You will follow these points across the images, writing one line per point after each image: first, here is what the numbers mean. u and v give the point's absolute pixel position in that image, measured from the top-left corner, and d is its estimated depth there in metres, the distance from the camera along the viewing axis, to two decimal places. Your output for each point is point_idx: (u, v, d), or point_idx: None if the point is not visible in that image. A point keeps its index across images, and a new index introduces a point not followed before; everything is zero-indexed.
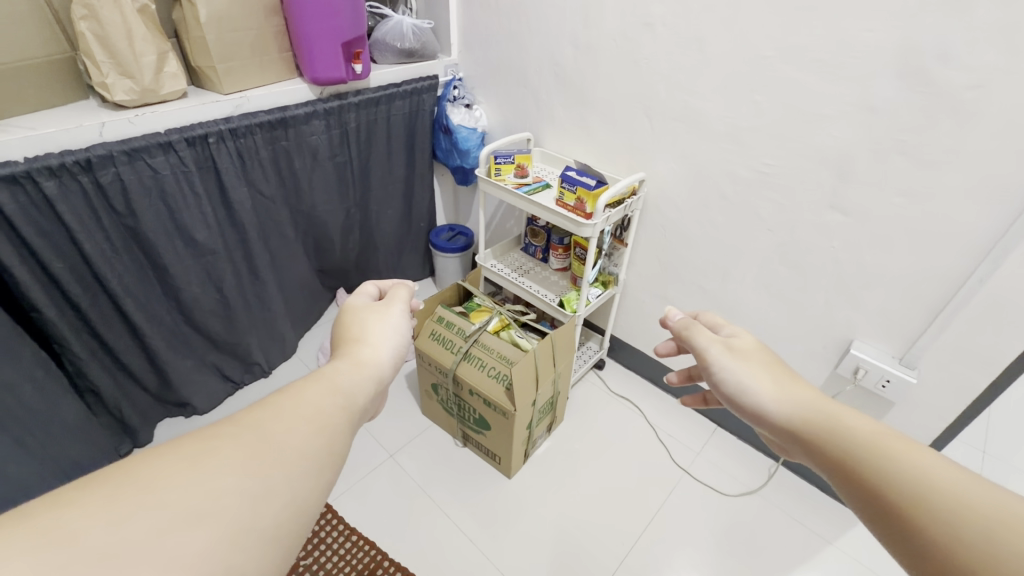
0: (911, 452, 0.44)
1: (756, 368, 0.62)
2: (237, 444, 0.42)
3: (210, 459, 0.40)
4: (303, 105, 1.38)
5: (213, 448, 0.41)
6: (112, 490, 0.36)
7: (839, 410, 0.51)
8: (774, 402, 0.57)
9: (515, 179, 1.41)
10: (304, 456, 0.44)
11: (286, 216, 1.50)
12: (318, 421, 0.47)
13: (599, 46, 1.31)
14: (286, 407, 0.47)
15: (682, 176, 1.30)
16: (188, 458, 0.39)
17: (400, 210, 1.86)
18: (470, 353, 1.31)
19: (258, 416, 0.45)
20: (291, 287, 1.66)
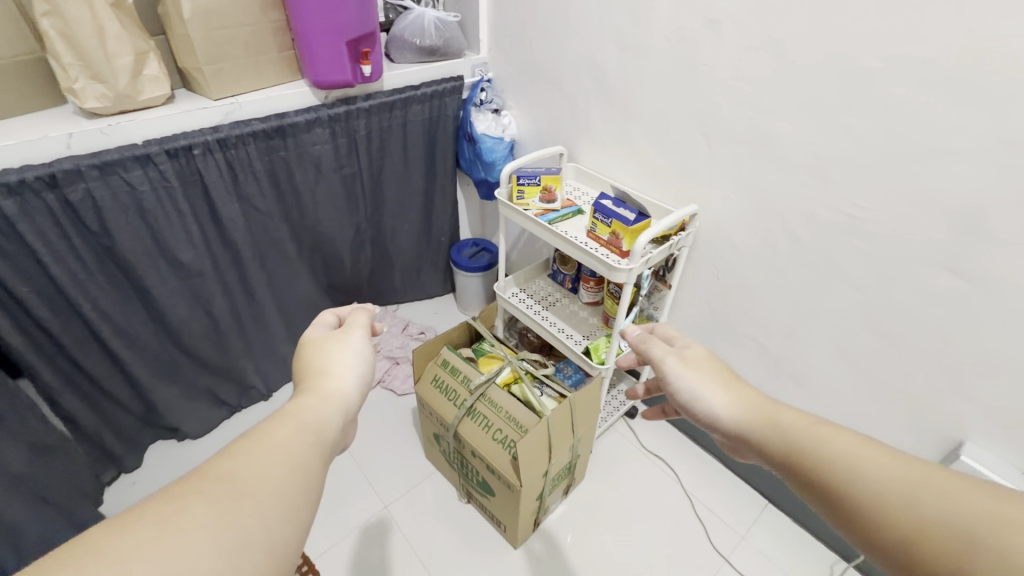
0: (843, 440, 0.44)
1: (709, 376, 0.58)
2: (201, 513, 0.34)
3: (178, 537, 0.33)
4: (303, 112, 1.22)
5: (172, 523, 0.33)
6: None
7: (783, 416, 0.49)
8: (725, 408, 0.54)
9: (541, 205, 1.19)
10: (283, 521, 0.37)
11: (286, 232, 1.36)
12: (294, 471, 0.41)
13: (649, 47, 1.07)
14: (246, 469, 0.38)
15: (743, 212, 1.05)
16: (140, 537, 0.32)
17: (419, 224, 1.68)
18: (474, 409, 1.12)
19: (215, 481, 0.37)
20: (294, 307, 1.52)
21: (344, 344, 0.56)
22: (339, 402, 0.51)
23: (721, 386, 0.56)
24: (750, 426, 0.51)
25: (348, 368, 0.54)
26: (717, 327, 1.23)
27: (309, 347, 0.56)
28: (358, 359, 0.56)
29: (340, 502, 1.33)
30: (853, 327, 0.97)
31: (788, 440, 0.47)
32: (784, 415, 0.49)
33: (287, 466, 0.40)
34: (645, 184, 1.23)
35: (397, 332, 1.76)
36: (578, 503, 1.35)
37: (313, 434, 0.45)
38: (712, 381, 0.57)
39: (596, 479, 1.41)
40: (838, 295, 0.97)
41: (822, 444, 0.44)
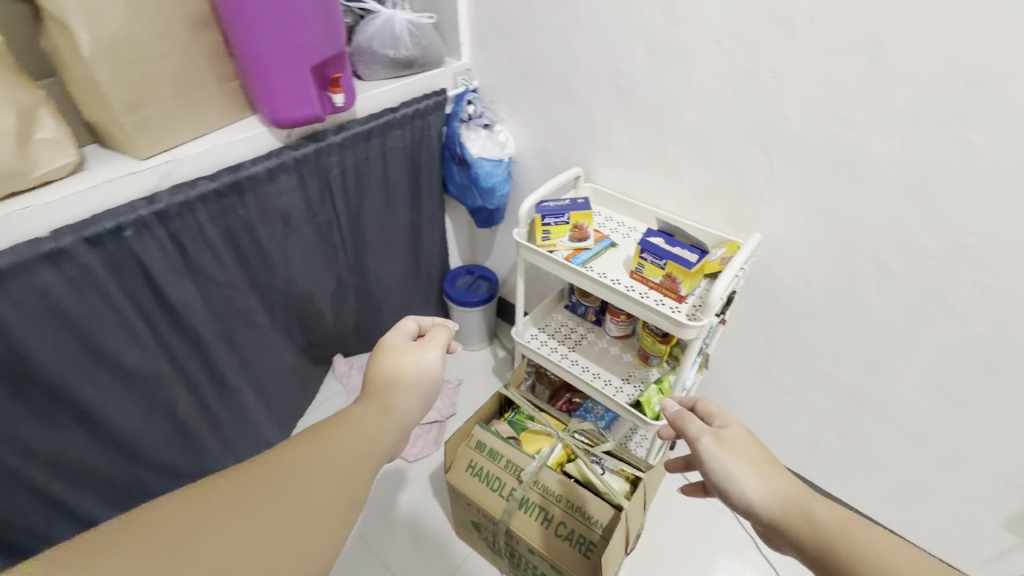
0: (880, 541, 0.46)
1: (745, 460, 0.60)
2: (260, 497, 0.43)
3: (247, 506, 0.42)
4: (262, 158, 0.96)
5: (239, 499, 0.42)
6: (159, 530, 0.38)
7: (820, 507, 0.52)
8: (759, 495, 0.56)
9: (570, 245, 1.00)
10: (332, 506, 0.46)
11: (255, 302, 1.11)
12: (346, 473, 0.49)
13: (693, 51, 0.89)
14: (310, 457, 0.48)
15: (817, 237, 0.91)
16: (211, 511, 0.41)
17: (406, 262, 1.45)
18: (527, 499, 0.94)
19: (295, 459, 0.47)
20: (275, 381, 1.27)
21: (421, 359, 0.67)
22: (400, 418, 0.59)
23: (757, 470, 0.58)
24: (798, 526, 0.52)
25: (415, 384, 0.63)
26: (776, 358, 1.10)
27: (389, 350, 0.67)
28: (424, 381, 0.65)
29: None
30: (955, 360, 0.86)
31: (830, 537, 0.49)
32: (824, 514, 0.51)
33: (330, 468, 0.48)
34: (685, 206, 1.07)
35: None
36: (636, 564, 1.21)
37: (372, 444, 0.53)
38: (752, 468, 0.59)
39: (649, 530, 1.27)
40: (938, 326, 0.85)
41: (861, 546, 0.47)
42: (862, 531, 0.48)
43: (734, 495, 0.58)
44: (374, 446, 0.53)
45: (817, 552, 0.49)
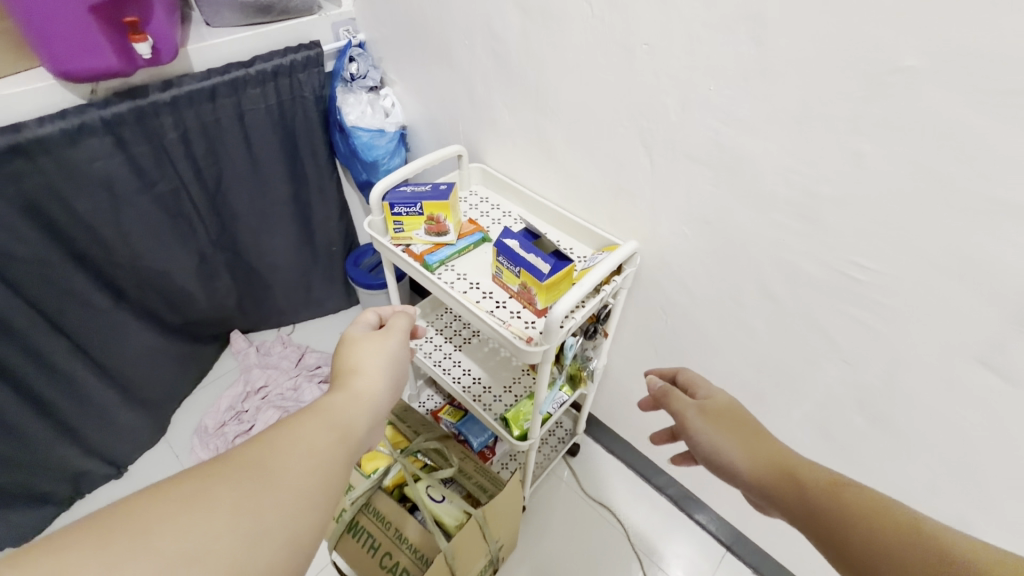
0: (858, 502, 0.44)
1: (731, 431, 0.57)
2: (236, 483, 0.41)
3: (225, 493, 0.40)
4: (53, 117, 0.81)
5: (212, 486, 0.40)
6: (129, 525, 0.36)
7: (810, 472, 0.49)
8: (749, 462, 0.54)
9: (426, 239, 0.87)
10: (310, 488, 0.44)
11: (86, 281, 0.98)
12: (317, 455, 0.47)
13: (564, 14, 0.72)
14: (284, 444, 0.46)
15: (700, 249, 0.78)
16: (185, 503, 0.38)
17: (296, 236, 1.31)
18: (357, 524, 0.85)
19: (259, 448, 0.45)
20: (133, 362, 1.17)
21: (379, 348, 0.66)
22: (365, 405, 0.57)
23: (745, 442, 0.56)
24: (787, 496, 0.49)
25: (377, 373, 0.62)
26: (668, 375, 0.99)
27: (349, 345, 0.67)
28: (386, 368, 0.64)
29: None
30: (842, 405, 0.74)
31: (814, 497, 0.47)
32: (810, 477, 0.49)
33: (311, 459, 0.46)
34: (570, 198, 0.92)
35: (288, 369, 1.43)
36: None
37: (342, 430, 0.52)
38: (740, 441, 0.56)
39: (531, 542, 1.19)
40: (822, 364, 0.73)
41: (842, 499, 0.45)
42: (844, 489, 0.46)
43: (720, 463, 0.55)
44: (344, 433, 0.52)
45: (803, 512, 0.47)
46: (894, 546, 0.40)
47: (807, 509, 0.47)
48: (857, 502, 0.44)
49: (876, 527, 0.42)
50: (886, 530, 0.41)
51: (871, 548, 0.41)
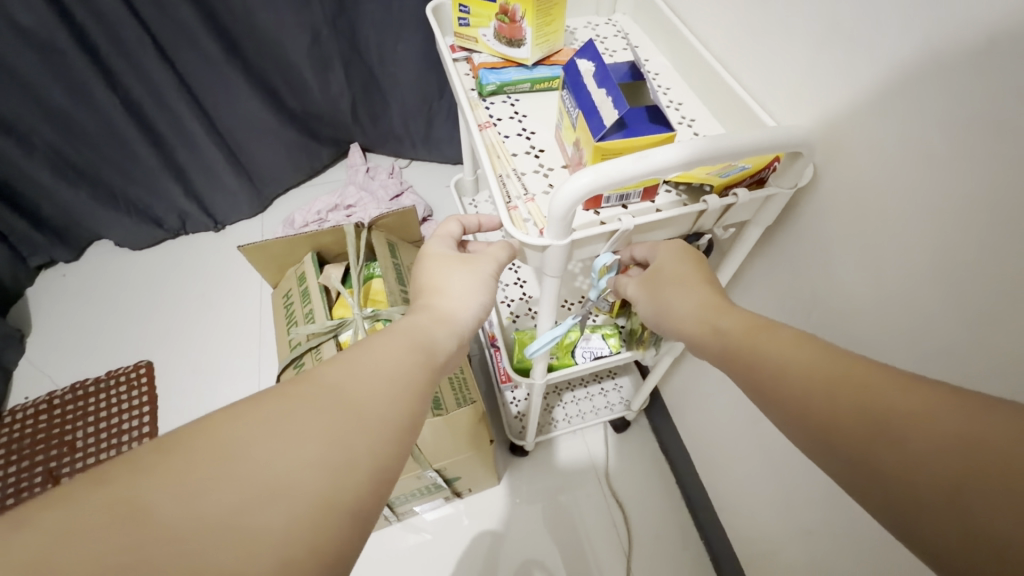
0: (785, 343, 0.34)
1: (669, 286, 0.44)
2: (317, 412, 0.29)
3: (292, 429, 0.28)
4: None
5: (285, 416, 0.28)
6: (166, 467, 0.25)
7: (750, 325, 0.37)
8: (665, 318, 0.43)
9: (494, 46, 0.59)
10: (390, 423, 0.31)
11: (192, 16, 0.95)
12: (397, 381, 0.33)
13: None
14: (358, 370, 0.32)
15: (975, 184, 0.36)
16: (260, 426, 0.27)
17: (423, 49, 1.12)
18: (302, 362, 0.72)
19: (334, 373, 0.32)
20: (246, 127, 1.18)
21: (473, 266, 0.46)
22: (452, 326, 0.41)
23: (678, 287, 0.43)
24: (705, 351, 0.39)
25: (470, 291, 0.44)
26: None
27: (430, 262, 0.46)
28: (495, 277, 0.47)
29: (220, 384, 1.10)
30: None
31: (739, 348, 0.36)
32: (733, 321, 0.38)
33: (400, 383, 0.33)
34: (751, 46, 0.53)
35: (381, 200, 1.34)
36: (476, 512, 0.96)
37: (427, 348, 0.37)
38: (666, 297, 0.43)
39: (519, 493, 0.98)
40: None
41: (762, 345, 0.35)
42: (767, 335, 0.35)
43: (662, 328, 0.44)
44: (427, 356, 0.36)
45: (728, 363, 0.37)
46: (829, 391, 0.30)
47: (737, 360, 0.36)
48: (784, 341, 0.34)
49: (824, 375, 0.31)
50: (817, 373, 0.31)
51: (804, 398, 0.31)
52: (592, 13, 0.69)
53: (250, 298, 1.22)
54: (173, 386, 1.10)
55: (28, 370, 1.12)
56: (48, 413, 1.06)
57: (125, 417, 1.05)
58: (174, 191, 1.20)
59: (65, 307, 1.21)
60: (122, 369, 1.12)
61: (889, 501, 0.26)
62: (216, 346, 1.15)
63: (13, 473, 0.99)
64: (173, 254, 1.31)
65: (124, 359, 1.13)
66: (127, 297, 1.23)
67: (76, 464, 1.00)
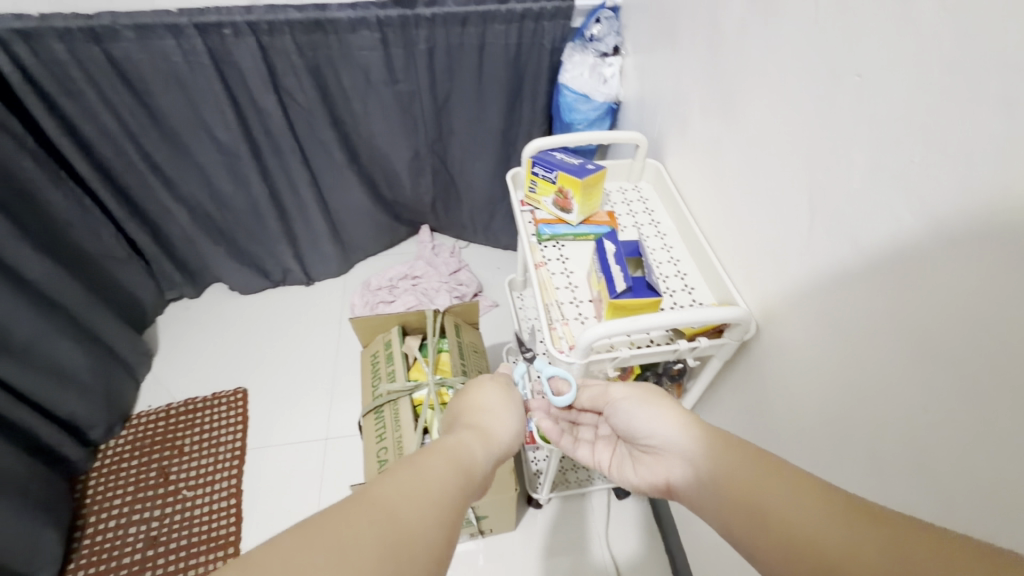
0: (784, 490, 0.40)
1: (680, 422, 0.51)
2: (371, 531, 0.34)
3: (349, 546, 0.33)
4: (349, 7, 1.02)
5: (346, 531, 0.34)
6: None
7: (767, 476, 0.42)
8: (676, 451, 0.50)
9: (551, 209, 0.86)
10: (430, 541, 0.36)
11: (332, 139, 1.26)
12: (435, 499, 0.40)
13: (787, 11, 0.57)
14: (414, 484, 0.40)
15: (835, 367, 0.58)
16: (325, 542, 0.33)
17: (494, 168, 1.42)
18: (382, 410, 0.96)
19: (382, 492, 0.38)
20: (347, 211, 1.49)
21: (507, 398, 0.61)
22: (481, 446, 0.51)
23: (686, 425, 0.50)
24: (706, 493, 0.45)
25: (501, 425, 0.56)
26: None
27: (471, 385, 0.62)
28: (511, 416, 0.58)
29: (299, 413, 1.35)
30: None
31: (739, 492, 0.42)
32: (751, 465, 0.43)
33: (435, 503, 0.39)
34: (722, 233, 0.77)
35: (442, 274, 1.61)
36: (492, 549, 1.16)
37: (458, 471, 0.45)
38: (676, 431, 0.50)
39: (529, 539, 1.17)
40: None
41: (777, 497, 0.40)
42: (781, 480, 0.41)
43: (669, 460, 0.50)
44: (460, 477, 0.44)
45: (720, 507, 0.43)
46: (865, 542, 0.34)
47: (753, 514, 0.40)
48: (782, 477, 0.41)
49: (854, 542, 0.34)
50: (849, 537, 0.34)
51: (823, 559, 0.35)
52: (623, 179, 0.96)
53: (328, 345, 1.49)
54: (262, 411, 1.36)
55: (153, 383, 1.41)
56: (165, 420, 1.33)
57: (223, 431, 1.31)
58: (284, 253, 1.51)
59: (186, 334, 1.51)
60: (224, 392, 1.39)
61: None
62: (298, 382, 1.42)
63: (135, 464, 1.26)
64: (272, 299, 1.61)
65: (226, 384, 1.41)
66: (233, 332, 1.52)
67: (184, 464, 1.26)
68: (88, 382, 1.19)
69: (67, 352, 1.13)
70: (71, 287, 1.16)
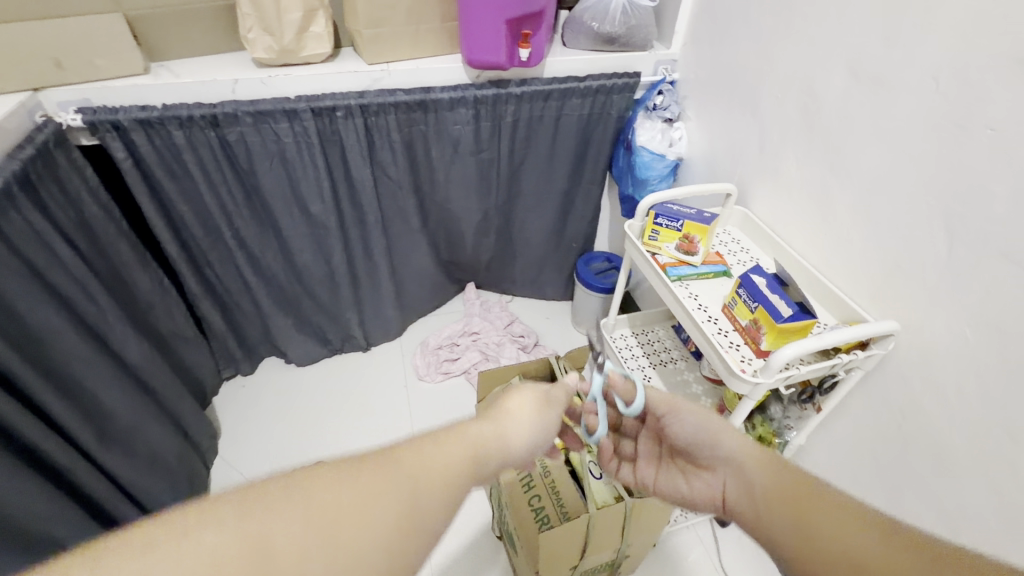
0: (825, 518, 0.46)
1: (758, 465, 0.55)
2: (375, 479, 0.39)
3: (347, 490, 0.37)
4: (450, 89, 1.14)
5: (353, 478, 0.38)
6: (264, 502, 0.35)
7: (836, 526, 0.45)
8: (733, 470, 0.57)
9: (673, 254, 0.96)
10: (430, 523, 0.40)
11: (412, 206, 1.33)
12: (446, 478, 0.43)
13: (899, 81, 0.72)
14: (434, 457, 0.44)
15: (982, 356, 0.68)
16: (341, 475, 0.38)
17: (552, 225, 1.53)
18: None
19: (404, 456, 0.42)
20: (410, 274, 1.53)
21: (547, 409, 0.59)
22: (504, 444, 0.51)
23: (761, 468, 0.54)
24: (753, 507, 0.52)
25: (530, 427, 0.56)
26: (891, 490, 0.86)
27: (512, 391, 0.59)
28: (539, 425, 0.57)
29: None
30: None
31: (801, 519, 0.47)
32: (822, 513, 0.47)
33: (442, 480, 0.42)
34: (833, 261, 0.89)
35: (499, 328, 1.66)
36: None
37: (475, 461, 0.47)
38: (752, 469, 0.55)
39: None
40: None
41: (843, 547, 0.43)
42: (855, 533, 0.44)
43: (739, 484, 0.55)
44: (473, 464, 0.46)
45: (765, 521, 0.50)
46: None
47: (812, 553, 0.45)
48: (820, 498, 0.48)
49: None
50: None
51: None
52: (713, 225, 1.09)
53: (400, 408, 1.48)
54: None
55: (223, 467, 1.33)
56: None
57: None
58: (349, 320, 1.51)
59: (248, 413, 1.45)
60: None
61: None
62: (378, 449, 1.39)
63: None
64: (331, 368, 1.59)
65: (302, 460, 1.35)
66: (297, 404, 1.48)
67: None
68: (175, 468, 1.13)
69: (160, 437, 1.08)
70: (159, 369, 1.12)
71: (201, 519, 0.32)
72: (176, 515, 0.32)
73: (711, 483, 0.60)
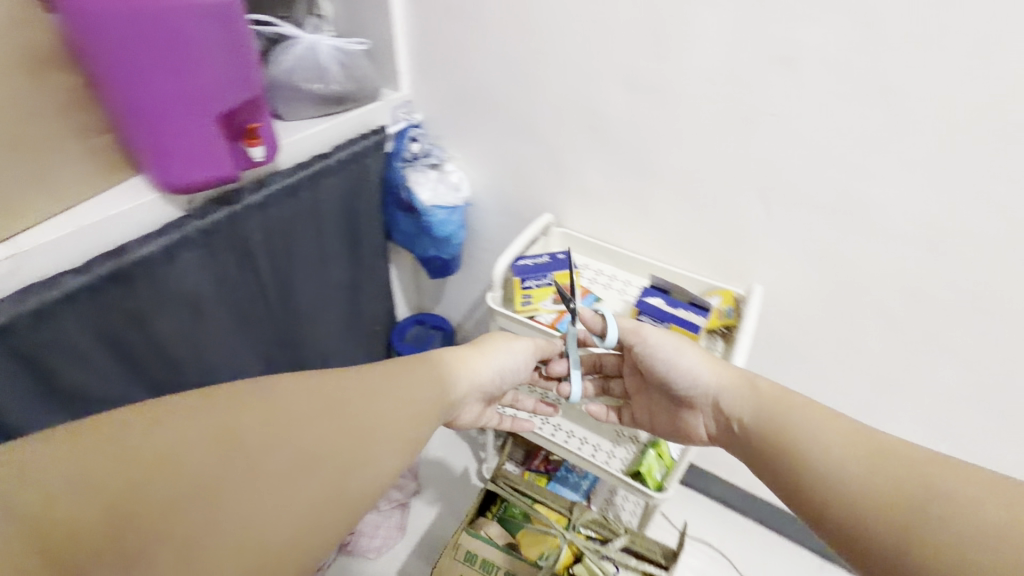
0: (805, 412, 0.50)
1: (723, 371, 0.60)
2: (341, 401, 0.38)
3: (308, 412, 0.36)
4: (154, 236, 0.73)
5: (327, 397, 0.38)
6: (229, 407, 0.34)
7: (798, 407, 0.51)
8: (702, 388, 0.60)
9: (554, 309, 0.87)
10: (388, 463, 0.38)
11: None
12: (410, 414, 0.42)
13: (677, 89, 0.79)
14: (403, 388, 0.43)
15: (819, 285, 0.85)
16: (323, 388, 0.38)
17: (347, 324, 1.24)
18: None
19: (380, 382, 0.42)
20: None
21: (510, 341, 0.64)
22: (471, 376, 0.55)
23: (723, 376, 0.59)
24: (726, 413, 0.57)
25: (505, 360, 0.61)
26: None
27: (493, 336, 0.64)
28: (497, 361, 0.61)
29: None
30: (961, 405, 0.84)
31: (764, 408, 0.53)
32: (782, 395, 0.54)
33: (408, 415, 0.42)
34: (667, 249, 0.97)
35: None
36: None
37: (441, 404, 0.47)
38: (721, 373, 0.60)
39: None
40: (946, 369, 0.82)
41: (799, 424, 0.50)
42: (806, 407, 0.51)
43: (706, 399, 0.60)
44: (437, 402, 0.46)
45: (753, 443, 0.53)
46: (879, 466, 0.42)
47: (767, 430, 0.52)
48: (802, 407, 0.51)
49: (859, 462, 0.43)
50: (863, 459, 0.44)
51: (821, 469, 0.45)
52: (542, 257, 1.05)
53: None
54: None
55: None
56: None
57: None
58: None
59: None
60: None
61: (896, 547, 0.38)
62: None
63: None
64: None
65: None
66: None
67: None
68: None
69: None
70: None
71: (163, 417, 0.32)
72: (116, 420, 0.31)
73: (694, 417, 0.62)
